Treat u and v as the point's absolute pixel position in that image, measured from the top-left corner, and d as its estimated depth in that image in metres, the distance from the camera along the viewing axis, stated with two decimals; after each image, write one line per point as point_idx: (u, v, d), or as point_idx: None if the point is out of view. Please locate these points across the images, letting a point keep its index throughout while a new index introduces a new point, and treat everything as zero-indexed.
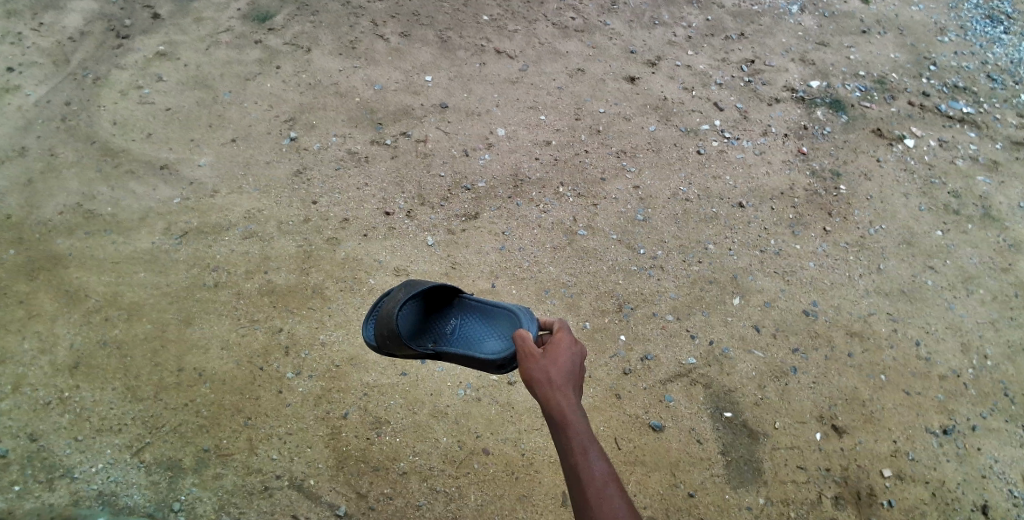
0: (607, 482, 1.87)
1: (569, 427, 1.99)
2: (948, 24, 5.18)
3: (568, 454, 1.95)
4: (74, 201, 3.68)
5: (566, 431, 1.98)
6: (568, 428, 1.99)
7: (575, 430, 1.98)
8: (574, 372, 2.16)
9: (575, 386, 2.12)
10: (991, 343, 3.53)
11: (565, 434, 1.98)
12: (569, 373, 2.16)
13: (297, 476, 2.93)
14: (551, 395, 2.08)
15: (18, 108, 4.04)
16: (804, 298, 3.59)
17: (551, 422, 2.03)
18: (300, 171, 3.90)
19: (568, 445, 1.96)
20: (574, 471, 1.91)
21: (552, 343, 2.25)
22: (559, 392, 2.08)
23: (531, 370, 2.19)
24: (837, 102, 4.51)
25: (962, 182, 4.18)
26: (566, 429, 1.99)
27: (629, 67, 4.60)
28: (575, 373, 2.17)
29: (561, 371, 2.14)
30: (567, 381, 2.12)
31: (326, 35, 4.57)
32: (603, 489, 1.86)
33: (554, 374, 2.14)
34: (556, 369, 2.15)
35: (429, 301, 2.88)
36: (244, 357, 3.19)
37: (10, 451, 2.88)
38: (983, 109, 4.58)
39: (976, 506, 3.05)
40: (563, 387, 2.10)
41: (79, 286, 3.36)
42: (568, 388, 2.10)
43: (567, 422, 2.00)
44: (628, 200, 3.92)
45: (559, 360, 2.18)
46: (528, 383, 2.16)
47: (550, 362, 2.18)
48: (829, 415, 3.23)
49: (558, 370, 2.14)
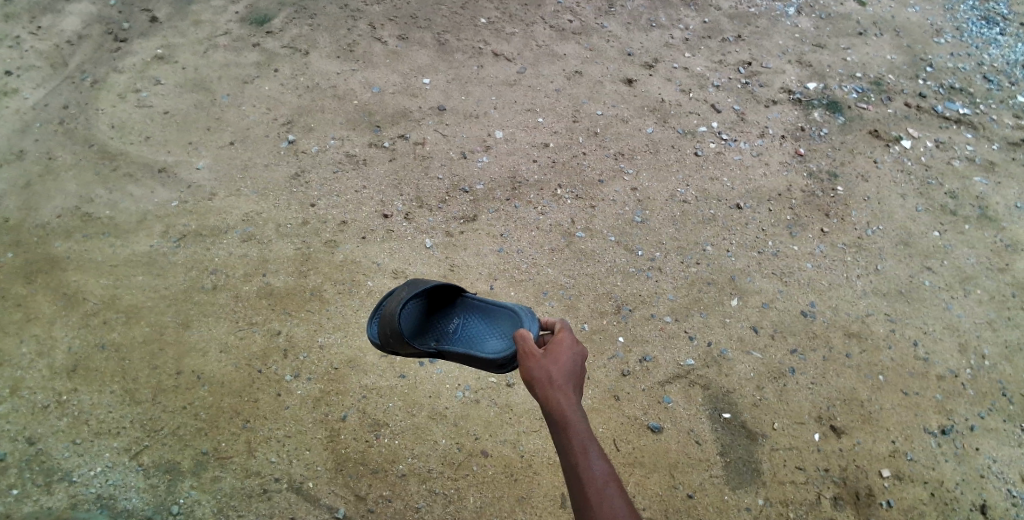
0: (607, 482, 1.88)
1: (569, 427, 1.99)
2: (944, 26, 5.19)
3: (568, 453, 1.95)
4: (73, 204, 3.68)
5: (567, 431, 1.98)
6: (569, 428, 1.99)
7: (575, 430, 1.98)
8: (574, 373, 2.16)
9: (575, 386, 2.12)
10: (988, 343, 3.53)
11: (565, 434, 1.99)
12: (570, 373, 2.16)
13: (296, 478, 2.93)
14: (551, 395, 2.08)
15: (17, 111, 4.05)
16: (802, 299, 3.59)
17: (551, 422, 2.03)
18: (299, 173, 3.90)
19: (568, 445, 1.96)
20: (574, 471, 1.91)
21: (554, 344, 2.25)
22: (559, 392, 2.08)
23: (531, 370, 2.19)
24: (834, 103, 4.52)
25: (960, 182, 4.19)
26: (566, 430, 1.99)
27: (626, 69, 4.62)
28: (576, 373, 2.17)
29: (562, 372, 2.14)
30: (567, 381, 2.13)
31: (324, 38, 4.57)
32: (603, 490, 1.86)
33: (554, 374, 2.14)
34: (557, 369, 2.15)
35: (432, 300, 2.88)
36: (242, 359, 3.19)
37: (8, 455, 2.88)
38: (980, 110, 4.60)
39: (975, 506, 3.06)
40: (563, 386, 2.10)
41: (77, 288, 3.36)
42: (568, 388, 2.10)
43: (567, 422, 2.01)
44: (626, 202, 3.93)
45: (560, 360, 2.18)
46: (528, 383, 2.16)
47: (551, 362, 2.18)
48: (827, 415, 3.23)
49: (559, 370, 2.15)
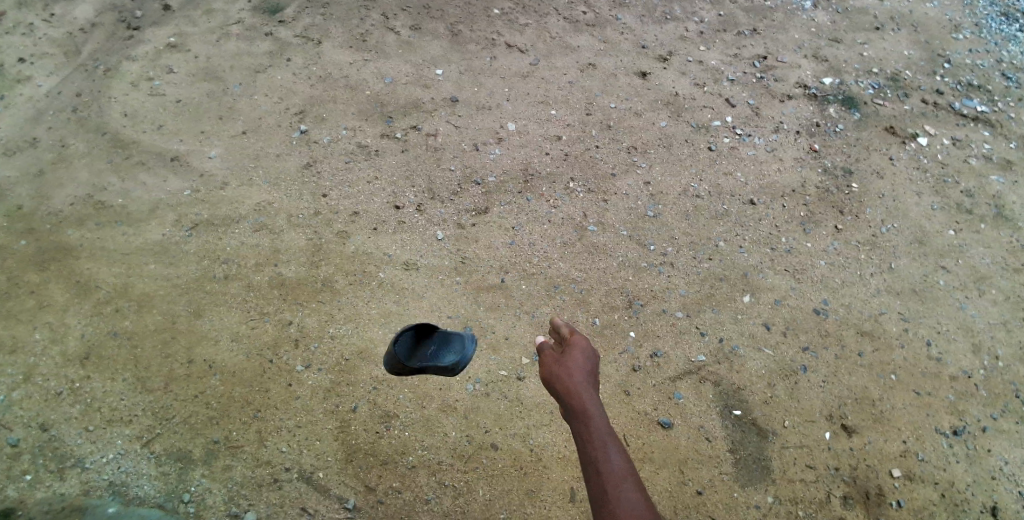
0: (625, 478, 1.87)
1: (590, 422, 1.99)
2: (962, 21, 5.14)
3: (588, 447, 1.94)
4: (85, 192, 3.69)
5: (588, 426, 1.98)
6: (590, 423, 1.99)
7: (596, 425, 1.98)
8: (593, 372, 2.15)
9: (594, 384, 2.11)
10: (1002, 344, 3.51)
11: (586, 427, 1.98)
12: (588, 372, 2.14)
13: (306, 468, 2.93)
14: (571, 391, 2.07)
15: (30, 99, 4.06)
16: (815, 297, 3.58)
17: (572, 416, 2.03)
18: (310, 163, 3.90)
19: (589, 439, 1.96)
20: (594, 465, 1.90)
21: (574, 344, 2.23)
22: (579, 387, 2.07)
23: (548, 363, 2.17)
24: (849, 98, 4.49)
25: (976, 181, 4.15)
26: (587, 423, 1.99)
27: (640, 62, 4.58)
28: (594, 373, 2.16)
29: (581, 371, 2.13)
30: (587, 378, 2.11)
31: (337, 28, 4.56)
32: (621, 484, 1.85)
33: (574, 370, 2.12)
34: (578, 367, 2.13)
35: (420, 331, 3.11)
36: (254, 349, 3.20)
37: (22, 441, 2.90)
38: (997, 108, 4.55)
39: (985, 507, 3.05)
40: (583, 383, 2.09)
41: (89, 276, 3.37)
42: (588, 386, 2.09)
43: (587, 416, 2.00)
44: (639, 196, 3.91)
45: (579, 358, 2.16)
46: (548, 378, 2.14)
47: (572, 360, 2.16)
48: (838, 414, 3.22)
49: (580, 368, 2.13)
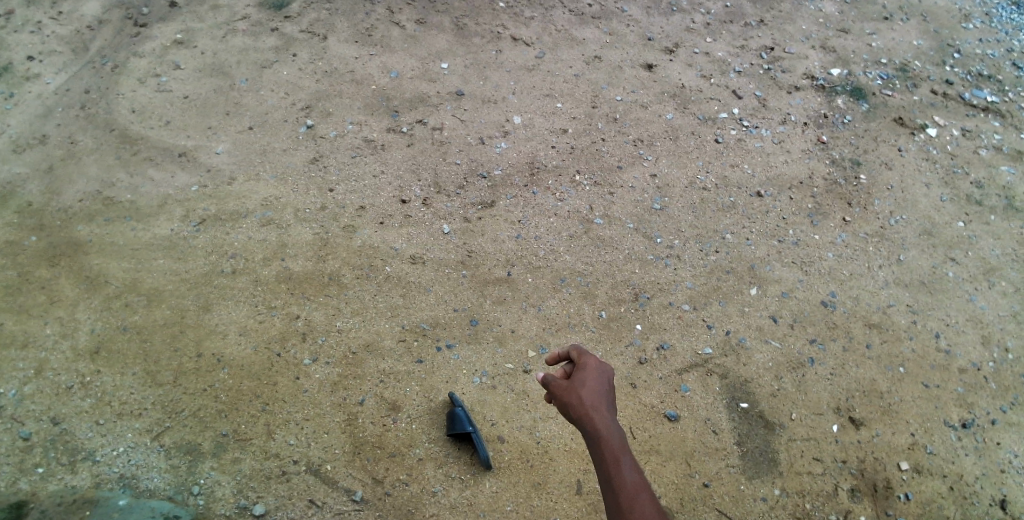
0: (639, 491, 1.93)
1: (603, 439, 2.02)
2: (972, 11, 5.10)
3: (602, 464, 1.99)
4: (95, 188, 3.72)
5: (601, 443, 2.01)
6: (603, 440, 2.02)
7: (609, 441, 2.01)
8: (603, 387, 2.13)
9: (607, 401, 2.11)
10: (1012, 336, 3.49)
11: (599, 444, 2.02)
12: (600, 389, 2.12)
13: (314, 460, 2.94)
14: (582, 409, 2.07)
15: (39, 95, 4.09)
16: (822, 289, 3.56)
17: (585, 434, 2.06)
18: (317, 158, 3.91)
19: (602, 456, 2.00)
20: (608, 480, 1.97)
21: (582, 358, 2.19)
22: (589, 405, 2.07)
23: (556, 383, 2.14)
24: (858, 89, 4.46)
25: (986, 172, 4.12)
26: (600, 440, 2.02)
27: (646, 54, 4.57)
28: (606, 387, 2.14)
29: (591, 388, 2.11)
30: (598, 395, 2.10)
31: (342, 23, 4.57)
32: (635, 498, 1.92)
33: (587, 392, 2.10)
34: (588, 384, 2.11)
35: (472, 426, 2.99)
36: (262, 342, 3.22)
37: (33, 434, 2.93)
38: (1008, 98, 4.51)
39: (995, 500, 3.03)
40: (596, 403, 2.08)
41: (99, 271, 3.40)
42: (602, 404, 2.08)
43: (600, 433, 2.03)
44: (646, 189, 3.90)
45: (589, 376, 2.13)
46: (558, 397, 2.12)
47: (580, 377, 2.13)
48: (846, 407, 3.21)
49: (590, 384, 2.12)
